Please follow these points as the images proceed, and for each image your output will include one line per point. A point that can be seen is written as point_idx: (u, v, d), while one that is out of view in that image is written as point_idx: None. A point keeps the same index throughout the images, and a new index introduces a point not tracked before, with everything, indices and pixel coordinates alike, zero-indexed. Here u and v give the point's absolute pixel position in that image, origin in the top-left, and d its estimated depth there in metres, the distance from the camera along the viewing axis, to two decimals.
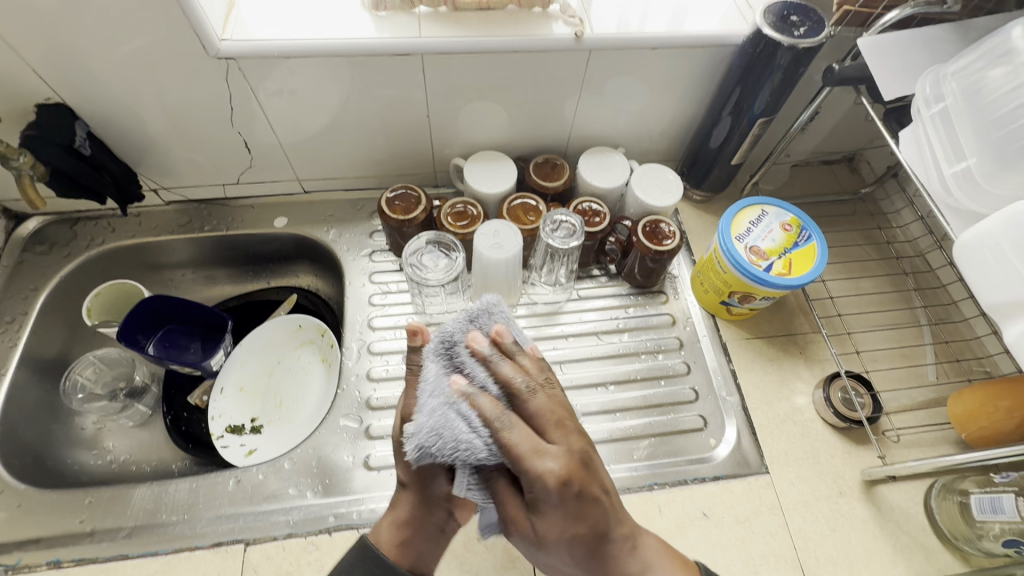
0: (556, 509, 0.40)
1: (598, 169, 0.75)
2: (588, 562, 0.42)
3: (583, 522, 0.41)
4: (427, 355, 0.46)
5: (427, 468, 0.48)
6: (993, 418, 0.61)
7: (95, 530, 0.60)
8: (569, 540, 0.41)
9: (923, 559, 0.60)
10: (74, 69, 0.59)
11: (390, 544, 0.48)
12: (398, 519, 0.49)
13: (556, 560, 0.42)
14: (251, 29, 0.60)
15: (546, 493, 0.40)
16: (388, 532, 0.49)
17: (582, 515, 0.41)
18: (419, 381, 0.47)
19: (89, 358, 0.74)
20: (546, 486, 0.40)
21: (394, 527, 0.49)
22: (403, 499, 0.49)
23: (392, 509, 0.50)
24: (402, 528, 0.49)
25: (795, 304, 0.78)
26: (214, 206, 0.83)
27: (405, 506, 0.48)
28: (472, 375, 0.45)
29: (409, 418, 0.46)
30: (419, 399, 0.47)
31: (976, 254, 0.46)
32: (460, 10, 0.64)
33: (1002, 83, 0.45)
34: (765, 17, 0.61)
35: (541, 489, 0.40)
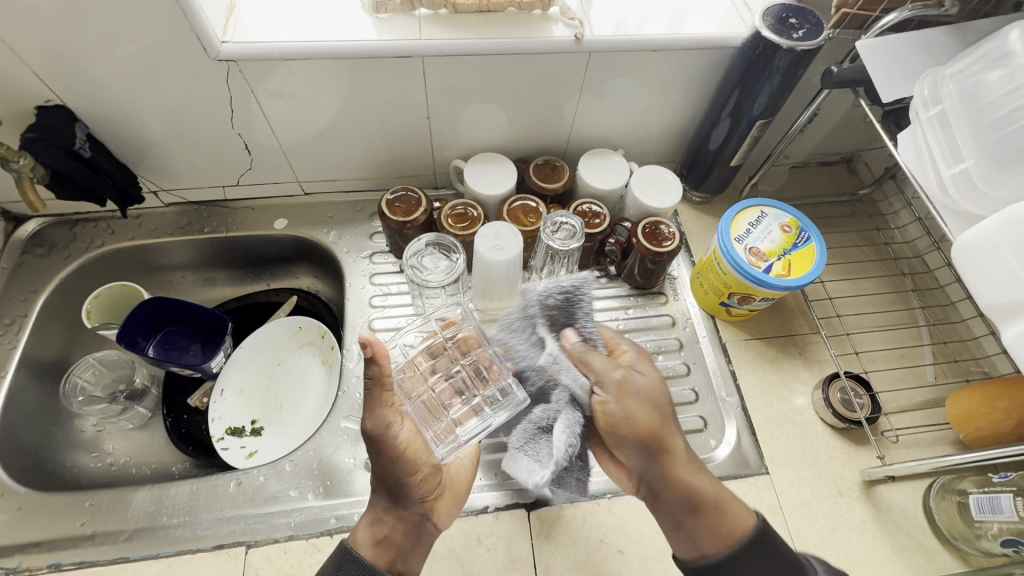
0: (641, 393, 0.52)
1: (598, 171, 0.76)
2: (656, 447, 0.50)
3: (661, 410, 0.51)
4: (546, 291, 0.57)
5: (396, 474, 0.50)
6: (990, 418, 0.61)
7: (95, 533, 0.60)
8: (648, 420, 0.50)
9: (922, 559, 0.61)
10: (75, 72, 0.59)
11: (367, 545, 0.48)
12: (375, 521, 0.50)
13: (629, 438, 0.50)
14: (251, 31, 0.60)
15: (639, 382, 0.52)
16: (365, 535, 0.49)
17: (656, 414, 0.51)
18: (377, 394, 0.50)
19: (89, 360, 0.74)
20: (637, 380, 0.52)
21: (371, 528, 0.49)
22: (376, 504, 0.51)
23: (366, 514, 0.51)
24: (381, 531, 0.49)
25: (794, 304, 0.78)
26: (214, 208, 0.83)
27: (381, 507, 0.50)
28: (585, 320, 0.56)
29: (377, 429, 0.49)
30: (377, 410, 0.50)
31: (973, 256, 0.46)
32: (461, 12, 0.64)
33: (999, 86, 0.45)
34: (764, 20, 0.62)
35: (633, 380, 0.52)
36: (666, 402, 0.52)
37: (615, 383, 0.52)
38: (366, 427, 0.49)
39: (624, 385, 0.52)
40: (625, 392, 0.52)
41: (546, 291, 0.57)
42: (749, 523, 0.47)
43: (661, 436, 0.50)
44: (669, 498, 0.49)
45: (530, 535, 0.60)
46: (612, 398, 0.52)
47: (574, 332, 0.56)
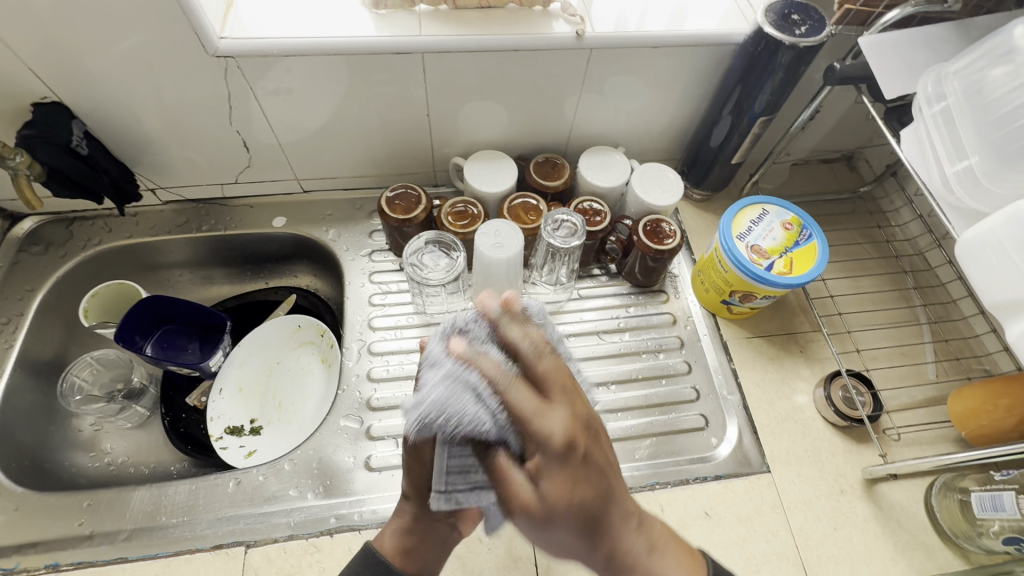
0: (580, 469, 0.38)
1: (599, 168, 0.75)
2: (599, 538, 0.39)
3: (598, 488, 0.38)
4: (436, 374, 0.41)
5: (430, 489, 0.48)
6: (992, 416, 0.61)
7: (94, 533, 0.60)
8: (570, 526, 0.38)
9: (924, 558, 0.61)
10: (71, 68, 0.58)
11: (389, 546, 0.50)
12: (400, 528, 0.50)
13: (562, 540, 0.39)
14: (250, 28, 0.60)
15: (558, 495, 0.37)
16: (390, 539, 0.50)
17: (585, 476, 0.38)
18: None
19: (86, 359, 0.74)
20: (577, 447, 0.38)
21: (398, 535, 0.50)
22: (404, 510, 0.51)
23: (395, 519, 0.51)
24: (405, 537, 0.50)
25: (795, 302, 0.78)
26: (213, 205, 0.82)
27: (409, 517, 0.50)
28: (472, 409, 0.39)
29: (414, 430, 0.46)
30: None
31: (977, 253, 0.46)
32: (461, 8, 0.64)
33: (1004, 82, 0.45)
34: (767, 16, 0.61)
35: (535, 496, 0.37)
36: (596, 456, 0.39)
37: (541, 467, 0.38)
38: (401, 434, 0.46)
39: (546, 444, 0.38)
40: (532, 517, 0.38)
41: (429, 394, 0.40)
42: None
43: (593, 506, 0.38)
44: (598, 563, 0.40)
45: None
46: (545, 484, 0.37)
47: (455, 425, 0.40)
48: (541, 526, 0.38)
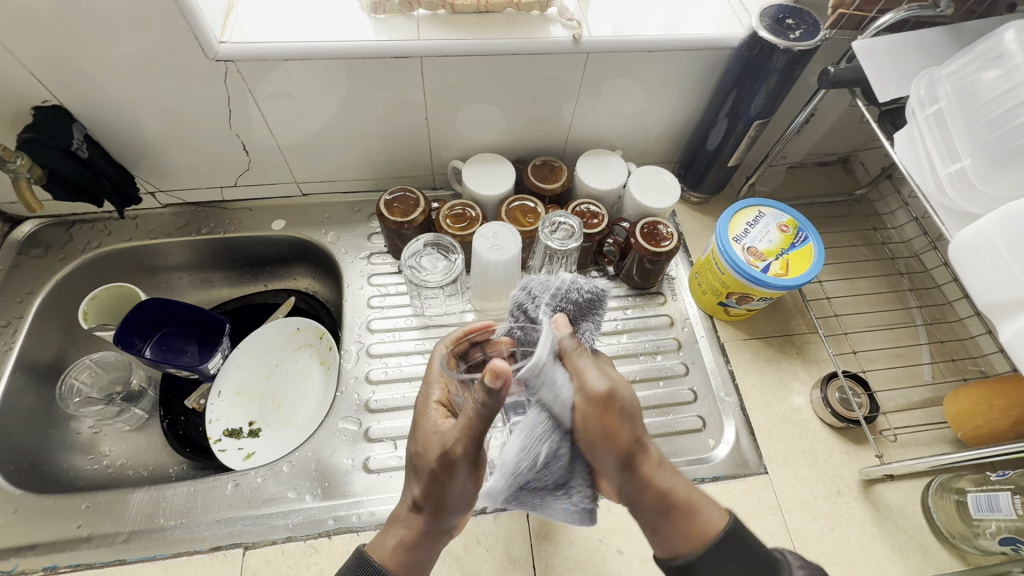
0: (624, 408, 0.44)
1: (596, 171, 0.76)
2: (633, 459, 0.44)
3: (634, 422, 0.45)
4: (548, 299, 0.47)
5: (453, 501, 0.47)
6: (988, 417, 0.61)
7: (93, 535, 0.60)
8: (612, 451, 0.43)
9: (922, 559, 0.61)
10: (73, 72, 0.59)
11: (392, 559, 0.47)
12: (407, 541, 0.47)
13: (605, 455, 0.43)
14: (250, 32, 0.61)
15: (620, 391, 0.44)
16: (393, 554, 0.47)
17: (627, 410, 0.44)
18: (477, 422, 0.43)
19: (85, 362, 0.74)
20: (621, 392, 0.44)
21: (404, 549, 0.47)
22: (414, 523, 0.48)
23: (398, 529, 0.48)
24: (415, 546, 0.47)
25: (792, 304, 0.78)
26: (212, 209, 0.82)
27: (421, 530, 0.47)
28: (586, 325, 0.48)
29: (465, 457, 0.44)
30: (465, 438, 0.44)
31: (970, 254, 0.47)
32: (458, 12, 0.65)
33: (995, 86, 0.45)
34: (761, 20, 0.62)
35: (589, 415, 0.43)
36: (635, 404, 0.45)
37: (592, 401, 0.43)
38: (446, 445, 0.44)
39: (601, 388, 0.43)
40: (604, 406, 0.43)
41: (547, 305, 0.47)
42: (720, 525, 0.43)
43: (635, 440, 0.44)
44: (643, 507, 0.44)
45: (529, 536, 0.60)
46: (593, 407, 0.43)
47: (567, 325, 0.46)
48: (607, 411, 0.43)
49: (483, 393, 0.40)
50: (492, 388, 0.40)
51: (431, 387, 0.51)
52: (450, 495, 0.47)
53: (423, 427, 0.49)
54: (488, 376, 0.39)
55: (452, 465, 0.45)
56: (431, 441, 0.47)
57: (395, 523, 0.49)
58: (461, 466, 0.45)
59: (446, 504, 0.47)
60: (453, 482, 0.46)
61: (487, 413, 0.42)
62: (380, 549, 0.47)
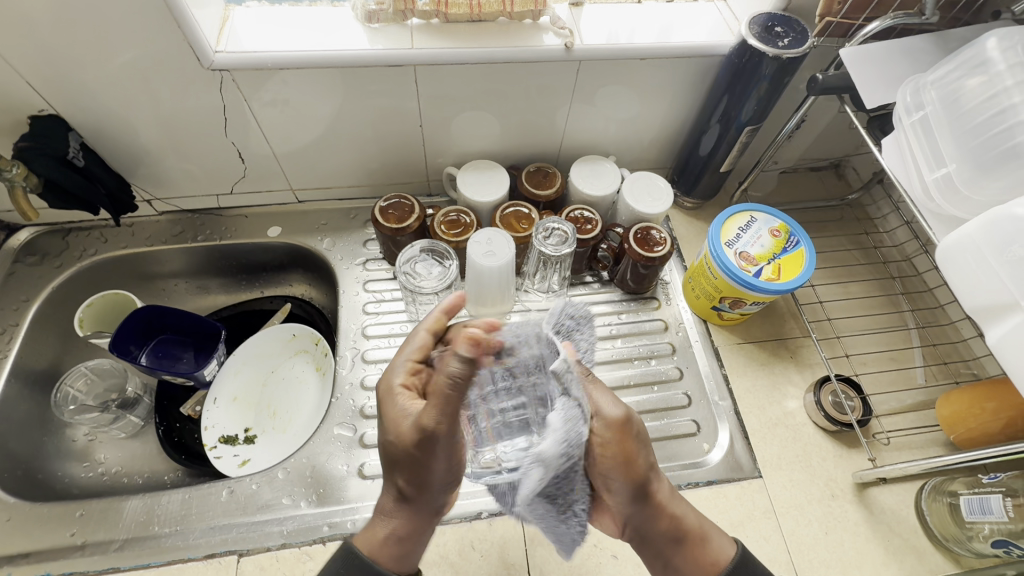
0: (638, 438, 0.49)
1: (590, 177, 0.76)
2: (648, 491, 0.49)
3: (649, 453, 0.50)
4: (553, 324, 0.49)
5: (434, 482, 0.47)
6: (980, 420, 0.62)
7: (87, 543, 0.60)
8: (641, 449, 0.49)
9: (916, 562, 0.61)
10: (69, 82, 0.59)
11: (382, 550, 0.48)
12: (397, 534, 0.48)
13: (622, 482, 0.48)
14: (244, 42, 0.61)
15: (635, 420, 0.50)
16: (387, 545, 0.48)
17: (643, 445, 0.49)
18: (454, 398, 0.42)
19: (81, 369, 0.73)
20: (634, 418, 0.49)
21: (396, 542, 0.48)
22: (398, 514, 0.49)
23: (387, 521, 0.49)
24: (402, 537, 0.48)
25: (785, 308, 0.79)
26: (208, 216, 0.83)
27: (408, 518, 0.49)
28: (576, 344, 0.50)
29: (441, 432, 0.44)
30: (443, 414, 0.43)
31: (958, 258, 0.47)
32: (452, 22, 0.65)
33: (978, 92, 0.46)
34: (750, 29, 0.63)
35: (609, 468, 0.47)
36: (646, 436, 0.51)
37: (607, 424, 0.47)
38: (420, 422, 0.44)
39: (622, 417, 0.48)
40: (627, 431, 0.48)
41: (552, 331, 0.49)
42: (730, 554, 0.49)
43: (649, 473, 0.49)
44: (656, 536, 0.50)
45: (523, 541, 0.60)
46: (613, 440, 0.47)
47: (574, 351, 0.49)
48: (628, 438, 0.48)
49: (456, 363, 0.41)
50: (466, 358, 0.41)
51: (396, 370, 0.51)
52: (432, 472, 0.47)
53: (393, 415, 0.47)
54: (462, 343, 0.40)
55: (427, 443, 0.44)
56: (403, 425, 0.46)
57: (382, 516, 0.49)
58: (440, 442, 0.44)
59: (427, 481, 0.47)
60: (431, 460, 0.45)
61: (460, 383, 0.42)
62: (373, 545, 0.48)
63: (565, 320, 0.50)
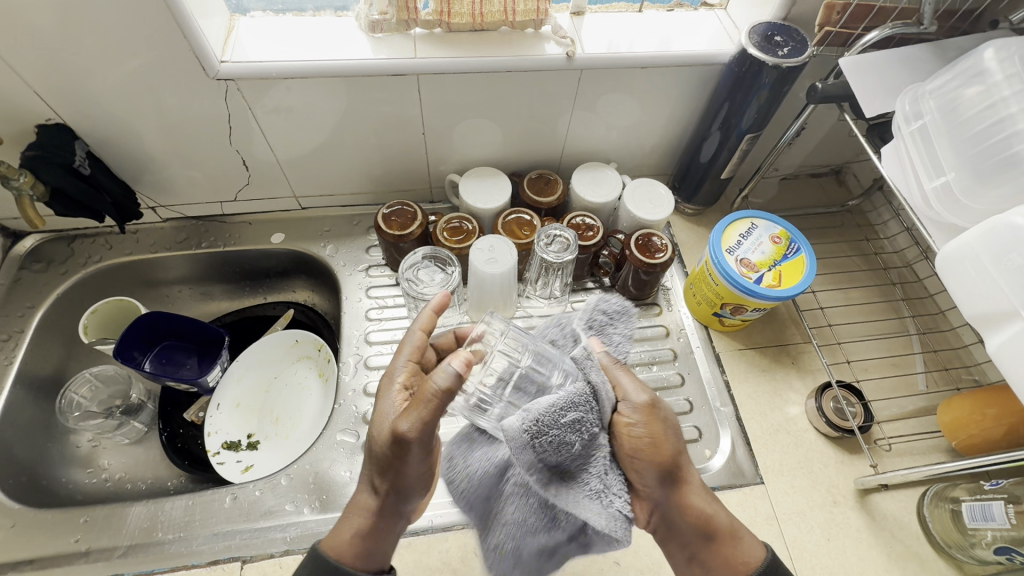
0: (667, 423, 0.49)
1: (591, 184, 0.77)
2: (677, 476, 0.48)
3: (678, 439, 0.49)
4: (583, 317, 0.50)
5: (405, 484, 0.48)
6: (981, 426, 0.62)
7: (90, 550, 0.60)
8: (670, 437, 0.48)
9: (919, 568, 0.61)
10: (76, 91, 0.60)
11: (348, 550, 0.46)
12: (361, 532, 0.47)
13: (654, 468, 0.47)
14: (249, 51, 0.62)
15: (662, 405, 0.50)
16: (351, 545, 0.47)
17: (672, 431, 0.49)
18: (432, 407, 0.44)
19: (84, 375, 0.75)
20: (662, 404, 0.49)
21: (359, 541, 0.47)
22: (363, 512, 0.48)
23: (351, 519, 0.48)
24: (367, 537, 0.47)
25: (786, 314, 0.79)
26: (212, 223, 0.83)
27: (372, 517, 0.48)
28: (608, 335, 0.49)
29: (412, 438, 0.45)
30: (417, 420, 0.45)
31: (956, 266, 0.48)
32: (455, 31, 0.66)
33: (976, 102, 0.46)
34: (750, 37, 0.63)
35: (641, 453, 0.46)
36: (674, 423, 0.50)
37: (639, 410, 0.47)
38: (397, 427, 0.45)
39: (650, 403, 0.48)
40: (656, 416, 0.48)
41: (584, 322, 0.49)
42: (760, 556, 0.49)
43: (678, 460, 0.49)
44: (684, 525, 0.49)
45: None
46: (640, 423, 0.47)
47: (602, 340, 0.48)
48: (659, 424, 0.48)
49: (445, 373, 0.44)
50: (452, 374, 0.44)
51: (397, 368, 0.53)
52: (406, 473, 0.47)
53: (378, 415, 0.49)
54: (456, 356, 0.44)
55: (402, 444, 0.45)
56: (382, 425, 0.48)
57: (352, 512, 0.48)
58: (413, 447, 0.45)
59: (401, 481, 0.47)
60: (404, 460, 0.46)
61: (448, 395, 0.44)
62: (338, 546, 0.46)
63: (595, 317, 0.49)
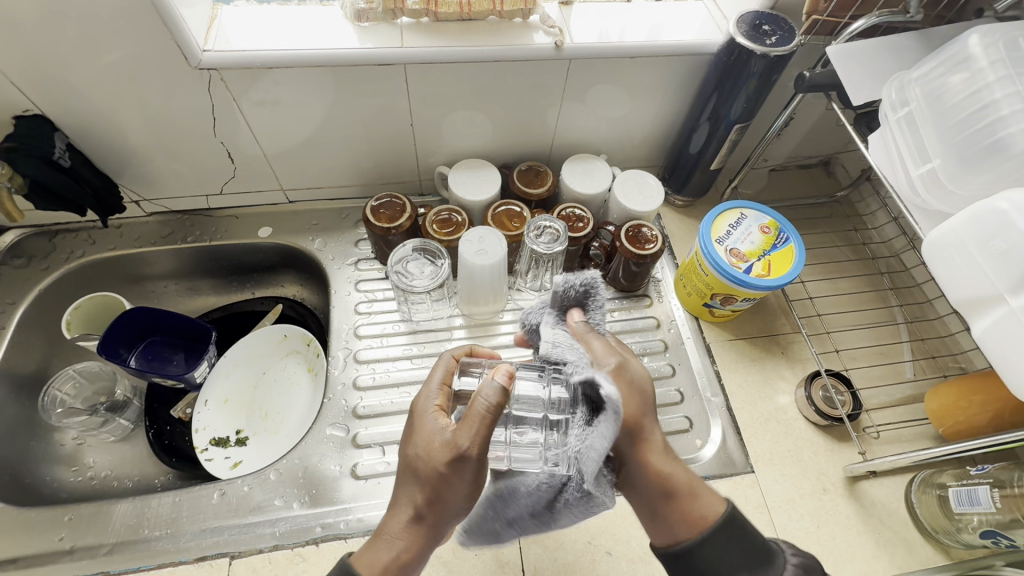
0: (633, 385, 0.48)
1: (581, 175, 0.77)
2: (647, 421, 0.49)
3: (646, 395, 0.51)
4: None
5: (452, 503, 0.44)
6: (967, 412, 0.62)
7: (75, 548, 0.59)
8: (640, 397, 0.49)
9: (907, 554, 0.61)
10: (54, 82, 0.59)
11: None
12: (399, 557, 0.44)
13: (628, 409, 0.48)
14: (233, 41, 0.61)
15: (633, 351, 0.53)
16: (388, 573, 0.44)
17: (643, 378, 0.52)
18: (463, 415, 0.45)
19: (68, 372, 0.73)
20: (628, 375, 0.48)
21: (395, 561, 0.44)
22: (406, 533, 0.45)
23: (390, 542, 0.45)
24: (408, 563, 0.45)
25: (776, 305, 0.79)
26: (198, 217, 0.82)
27: (413, 540, 0.45)
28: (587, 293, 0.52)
29: (471, 457, 0.42)
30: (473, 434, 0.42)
31: (942, 252, 0.48)
32: (442, 21, 0.65)
33: (962, 88, 0.47)
34: (738, 27, 0.63)
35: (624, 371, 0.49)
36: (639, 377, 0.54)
37: (620, 342, 0.52)
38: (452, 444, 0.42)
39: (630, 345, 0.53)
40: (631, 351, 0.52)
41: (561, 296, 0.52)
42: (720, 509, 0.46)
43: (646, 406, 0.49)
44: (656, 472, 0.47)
45: (518, 539, 0.60)
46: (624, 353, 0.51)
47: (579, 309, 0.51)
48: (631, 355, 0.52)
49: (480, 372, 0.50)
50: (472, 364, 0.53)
51: (430, 394, 0.48)
52: (452, 498, 0.44)
53: (427, 432, 0.45)
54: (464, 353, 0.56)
55: (459, 467, 0.43)
56: (434, 442, 0.44)
57: (392, 532, 0.45)
58: (464, 466, 0.43)
59: (446, 507, 0.44)
60: (458, 483, 0.43)
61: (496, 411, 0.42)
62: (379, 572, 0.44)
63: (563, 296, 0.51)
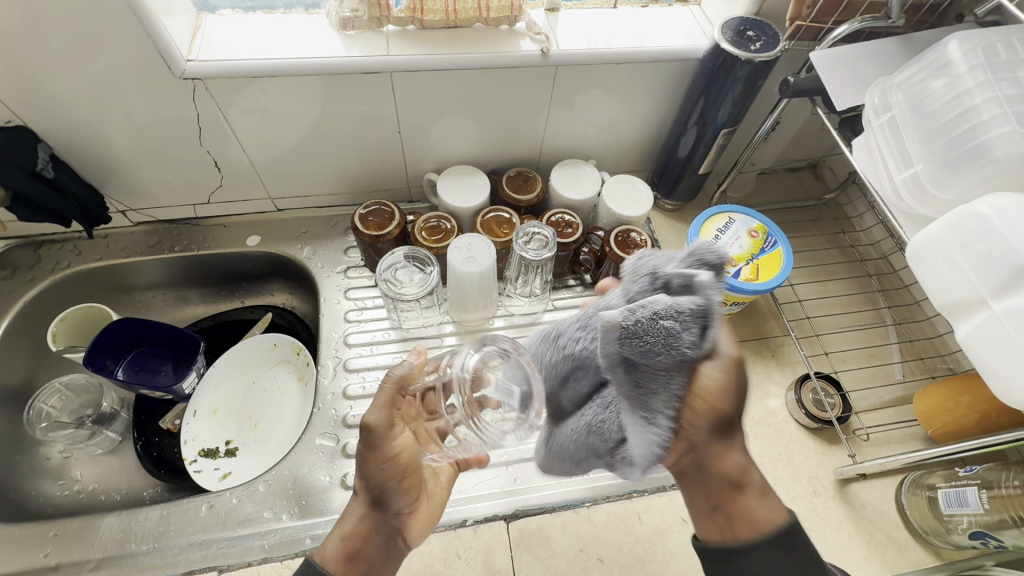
0: (727, 392, 0.40)
1: (570, 181, 0.77)
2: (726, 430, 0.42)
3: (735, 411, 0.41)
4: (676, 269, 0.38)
5: (379, 476, 0.49)
6: (956, 413, 0.63)
7: (60, 564, 0.58)
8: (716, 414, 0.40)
9: (897, 556, 0.61)
10: (36, 92, 0.58)
11: (336, 556, 0.45)
12: (342, 534, 0.46)
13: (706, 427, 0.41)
14: (218, 50, 0.60)
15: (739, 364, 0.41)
16: (334, 546, 0.45)
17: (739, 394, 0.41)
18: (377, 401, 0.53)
19: (54, 386, 0.73)
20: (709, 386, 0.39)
21: (340, 541, 0.46)
22: (351, 514, 0.48)
23: (337, 526, 0.48)
24: (351, 536, 0.46)
25: (765, 308, 0.80)
26: (185, 226, 0.82)
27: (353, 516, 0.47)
28: (700, 328, 0.36)
29: (373, 424, 0.48)
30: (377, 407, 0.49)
31: (926, 256, 0.48)
32: (428, 28, 0.65)
33: (943, 93, 0.47)
34: (723, 32, 0.63)
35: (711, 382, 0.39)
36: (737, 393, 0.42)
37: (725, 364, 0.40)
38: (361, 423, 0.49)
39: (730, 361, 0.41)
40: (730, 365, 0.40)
41: (680, 270, 0.37)
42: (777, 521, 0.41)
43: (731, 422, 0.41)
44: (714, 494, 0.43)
45: (509, 548, 0.60)
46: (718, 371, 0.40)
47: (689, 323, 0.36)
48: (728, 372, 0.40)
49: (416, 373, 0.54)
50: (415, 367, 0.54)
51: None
52: (376, 470, 0.48)
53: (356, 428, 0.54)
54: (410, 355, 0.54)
55: (365, 440, 0.49)
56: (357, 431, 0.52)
57: (342, 519, 0.48)
58: (376, 436, 0.48)
59: (373, 481, 0.48)
60: (371, 457, 0.48)
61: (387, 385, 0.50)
62: (325, 550, 0.45)
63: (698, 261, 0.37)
